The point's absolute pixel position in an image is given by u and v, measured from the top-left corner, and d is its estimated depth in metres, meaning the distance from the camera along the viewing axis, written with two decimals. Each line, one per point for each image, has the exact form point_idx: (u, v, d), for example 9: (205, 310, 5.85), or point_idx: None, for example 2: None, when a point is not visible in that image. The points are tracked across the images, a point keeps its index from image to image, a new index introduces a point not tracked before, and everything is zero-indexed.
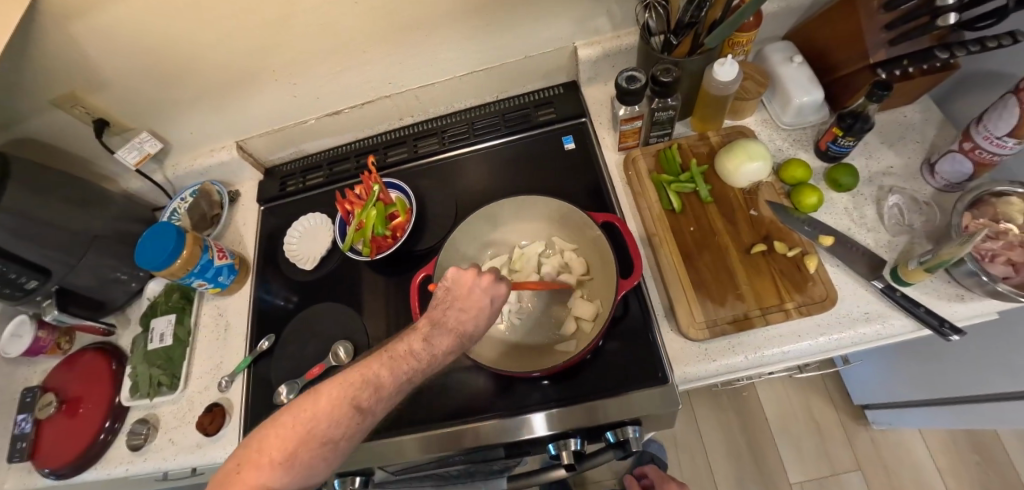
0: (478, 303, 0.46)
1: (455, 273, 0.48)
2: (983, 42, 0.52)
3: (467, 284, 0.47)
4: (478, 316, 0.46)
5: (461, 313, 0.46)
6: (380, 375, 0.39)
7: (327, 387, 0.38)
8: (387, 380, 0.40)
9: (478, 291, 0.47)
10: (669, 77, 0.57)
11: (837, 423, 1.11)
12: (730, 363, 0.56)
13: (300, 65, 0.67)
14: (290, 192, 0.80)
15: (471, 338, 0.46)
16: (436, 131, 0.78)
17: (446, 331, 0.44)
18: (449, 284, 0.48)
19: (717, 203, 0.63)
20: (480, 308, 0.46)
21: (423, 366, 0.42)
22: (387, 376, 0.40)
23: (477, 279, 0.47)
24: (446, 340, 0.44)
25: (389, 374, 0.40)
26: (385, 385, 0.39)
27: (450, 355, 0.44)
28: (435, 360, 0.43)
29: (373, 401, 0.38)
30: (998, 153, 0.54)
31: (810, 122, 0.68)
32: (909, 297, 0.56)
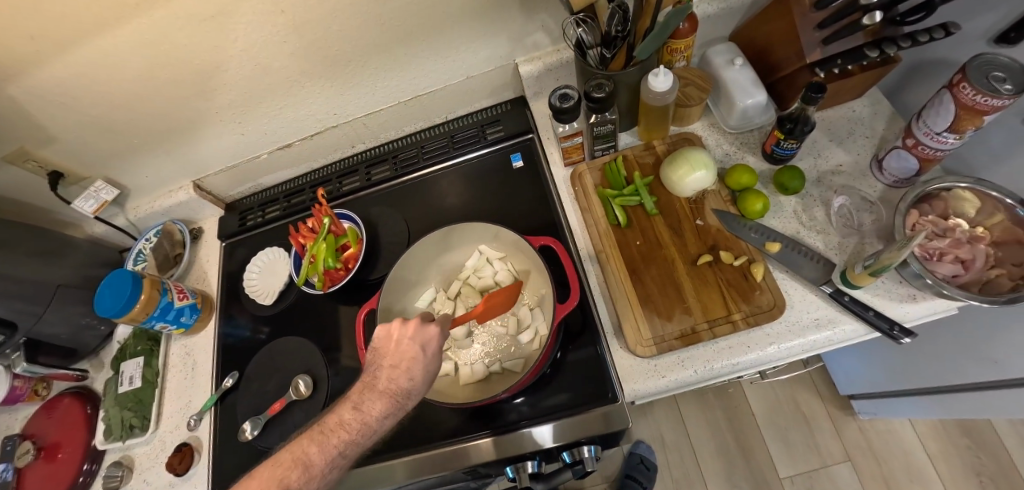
0: (407, 355, 0.46)
1: (382, 333, 0.48)
2: (915, 36, 0.50)
3: (394, 339, 0.47)
4: (409, 370, 0.45)
5: (392, 370, 0.45)
6: (309, 452, 0.39)
7: (259, 470, 0.39)
8: (317, 456, 0.39)
9: (406, 342, 0.46)
10: (600, 93, 0.55)
11: (824, 413, 1.10)
12: (680, 378, 0.55)
13: (244, 105, 0.68)
14: (251, 226, 0.81)
15: (406, 395, 0.44)
16: (388, 157, 0.79)
17: (378, 394, 0.44)
18: (378, 344, 0.48)
19: (663, 215, 0.62)
20: (409, 359, 0.45)
21: (356, 436, 0.41)
22: (315, 453, 0.39)
23: (402, 331, 0.47)
24: (376, 403, 0.43)
25: (318, 449, 0.40)
26: (315, 463, 0.39)
27: (383, 418, 0.42)
28: (369, 427, 0.42)
29: (305, 481, 0.38)
30: (941, 149, 0.53)
31: (757, 124, 0.66)
32: (859, 300, 0.54)
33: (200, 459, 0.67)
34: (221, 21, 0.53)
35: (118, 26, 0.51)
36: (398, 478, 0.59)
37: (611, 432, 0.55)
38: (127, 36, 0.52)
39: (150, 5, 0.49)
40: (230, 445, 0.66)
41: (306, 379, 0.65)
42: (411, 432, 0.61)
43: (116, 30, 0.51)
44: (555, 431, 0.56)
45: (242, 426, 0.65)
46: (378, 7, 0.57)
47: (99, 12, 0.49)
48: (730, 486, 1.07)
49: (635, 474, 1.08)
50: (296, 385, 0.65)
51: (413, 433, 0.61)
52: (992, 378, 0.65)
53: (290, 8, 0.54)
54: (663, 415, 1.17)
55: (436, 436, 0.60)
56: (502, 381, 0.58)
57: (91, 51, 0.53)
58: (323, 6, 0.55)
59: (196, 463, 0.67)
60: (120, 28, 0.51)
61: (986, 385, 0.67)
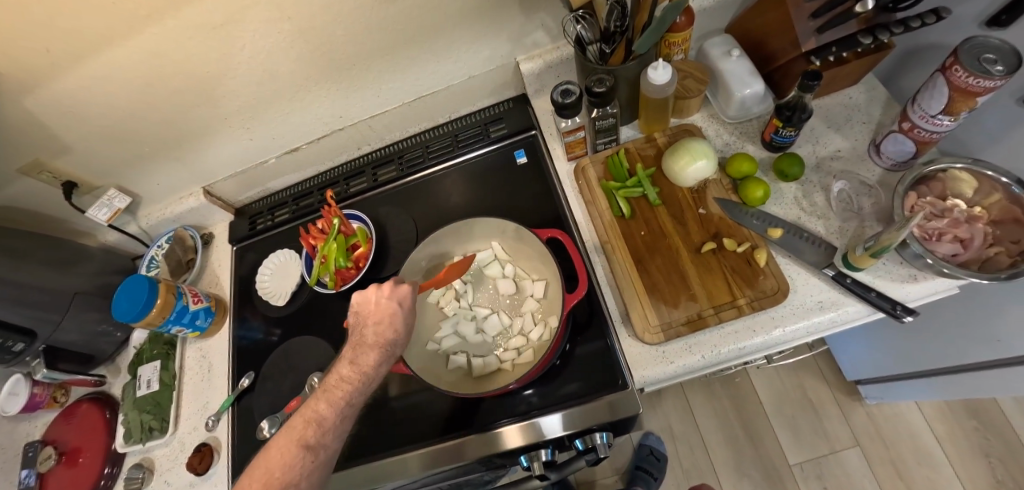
0: (387, 311, 0.48)
1: (359, 296, 0.50)
2: (907, 22, 0.52)
3: (372, 300, 0.49)
4: (393, 323, 0.48)
5: (376, 326, 0.48)
6: (319, 411, 0.42)
7: (274, 442, 0.40)
8: (327, 411, 0.42)
9: (385, 300, 0.48)
10: (601, 87, 0.57)
11: (831, 399, 1.11)
12: (687, 364, 0.57)
13: (252, 110, 0.69)
14: (261, 230, 0.83)
15: (394, 343, 0.48)
16: (394, 158, 0.80)
17: (368, 347, 0.47)
18: (358, 307, 0.49)
19: (666, 205, 0.63)
20: (391, 314, 0.48)
21: (357, 386, 0.44)
22: (326, 409, 0.42)
23: (378, 291, 0.49)
24: (369, 355, 0.46)
25: (327, 405, 0.42)
26: (327, 419, 0.42)
27: (378, 366, 0.46)
28: (368, 377, 0.45)
29: (321, 436, 0.41)
30: (937, 131, 0.54)
31: (754, 113, 0.68)
32: (861, 282, 0.56)
33: (219, 459, 0.68)
34: (228, 29, 0.55)
35: (129, 37, 0.52)
36: (415, 470, 0.60)
37: (616, 418, 0.56)
38: (138, 47, 0.54)
39: (161, 15, 0.51)
40: (248, 443, 0.68)
41: (319, 378, 0.66)
42: (425, 425, 0.62)
43: (128, 41, 0.53)
44: (566, 420, 0.57)
45: (260, 425, 0.66)
46: (382, 10, 0.58)
47: (112, 25, 0.51)
48: (740, 475, 1.08)
49: (645, 465, 1.09)
50: (310, 383, 0.66)
51: (427, 426, 0.62)
52: (997, 357, 0.66)
53: (297, 14, 0.55)
54: (671, 406, 1.18)
55: (450, 428, 0.61)
56: (512, 373, 0.59)
57: (104, 63, 0.55)
58: (328, 11, 0.56)
59: (216, 462, 0.68)
60: (132, 39, 0.53)
61: (992, 364, 0.68)
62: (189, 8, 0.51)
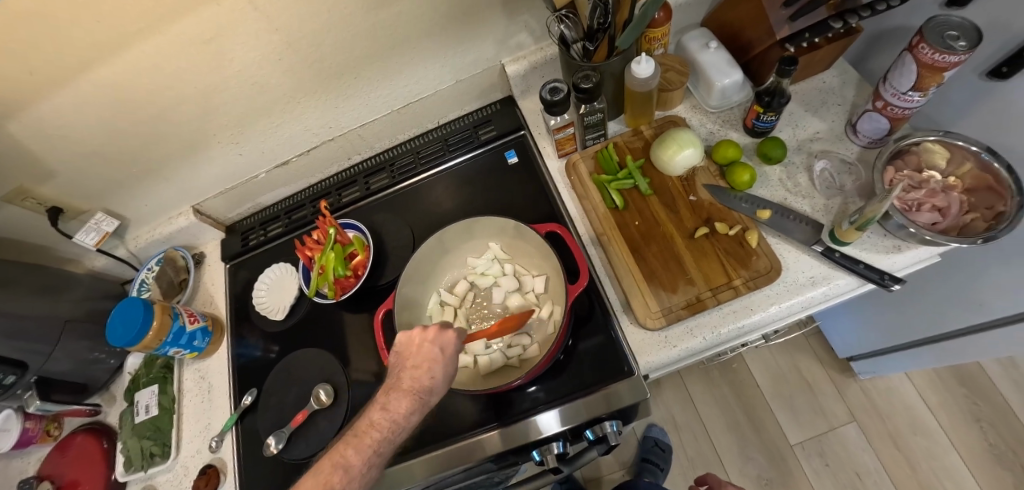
0: (428, 356, 0.47)
1: (405, 336, 0.50)
2: (873, 6, 0.55)
3: (417, 341, 0.49)
4: (432, 369, 0.47)
5: (415, 371, 0.47)
6: (346, 456, 0.41)
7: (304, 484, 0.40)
8: (355, 459, 0.41)
9: (429, 342, 0.48)
10: (588, 83, 0.59)
11: (825, 377, 1.14)
12: (690, 347, 0.58)
13: (242, 124, 0.69)
14: (254, 246, 0.80)
15: (430, 393, 0.46)
16: (384, 166, 0.79)
17: (403, 392, 0.46)
18: (401, 349, 0.49)
19: (658, 194, 0.65)
20: (431, 359, 0.47)
21: (388, 434, 0.43)
22: (352, 455, 0.41)
23: (424, 333, 0.49)
24: (403, 401, 0.45)
25: (355, 452, 0.41)
26: (354, 467, 0.41)
27: (410, 415, 0.45)
28: (400, 424, 0.44)
29: (346, 483, 0.39)
30: (909, 107, 0.58)
31: (735, 102, 0.70)
32: (848, 255, 0.58)
33: (225, 479, 0.67)
34: (218, 42, 0.55)
35: (117, 55, 0.52)
36: (427, 474, 0.60)
37: (626, 406, 0.57)
38: (126, 64, 0.54)
39: (150, 31, 0.51)
40: (254, 461, 0.66)
41: (325, 389, 0.66)
42: (436, 428, 0.62)
43: (116, 58, 0.52)
44: (576, 410, 0.58)
45: (266, 441, 0.65)
46: (371, 17, 0.59)
47: (99, 44, 0.50)
48: (745, 459, 1.09)
49: (651, 457, 1.10)
50: (316, 395, 0.66)
51: (440, 426, 0.62)
52: (988, 320, 0.68)
53: (284, 25, 0.56)
54: (672, 397, 1.18)
55: (461, 429, 0.61)
56: (519, 369, 0.60)
57: (92, 83, 0.55)
58: (315, 21, 0.57)
59: (222, 483, 0.67)
60: (118, 57, 0.52)
61: (987, 328, 0.70)
62: (180, 21, 0.51)
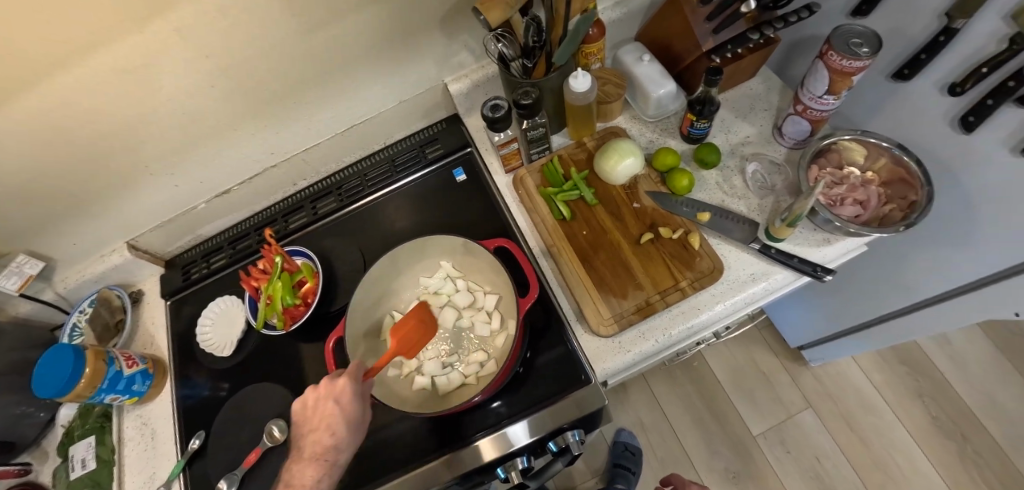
0: (322, 417, 0.49)
1: (302, 401, 0.51)
2: (785, 18, 0.60)
3: (311, 405, 0.50)
4: (327, 432, 0.48)
5: (314, 437, 0.49)
6: None
7: None
8: None
9: (320, 404, 0.49)
10: (527, 100, 0.60)
11: (780, 368, 1.19)
12: (643, 350, 0.60)
13: (178, 154, 0.66)
14: (195, 280, 0.77)
15: (331, 454, 0.48)
16: (332, 189, 0.78)
17: (307, 461, 0.49)
18: (302, 412, 0.51)
19: (603, 203, 0.67)
20: (325, 420, 0.48)
21: None
22: None
23: (314, 396, 0.50)
24: (307, 470, 0.48)
25: None
26: None
27: (319, 480, 0.48)
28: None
29: None
30: (825, 110, 0.62)
31: (671, 111, 0.73)
32: (783, 251, 0.62)
33: None
34: (144, 71, 0.53)
35: (30, 88, 0.49)
36: None
37: (594, 410, 0.58)
38: (41, 97, 0.50)
39: (67, 63, 0.48)
40: None
41: (279, 425, 0.63)
42: (397, 455, 0.60)
43: (29, 92, 0.49)
44: (539, 422, 0.58)
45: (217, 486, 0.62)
46: (309, 41, 0.58)
47: (7, 78, 0.47)
48: (711, 454, 1.12)
49: (622, 462, 1.10)
50: (268, 432, 0.62)
51: (401, 452, 0.60)
52: (930, 295, 0.74)
53: (215, 52, 0.55)
54: (638, 400, 1.20)
55: (422, 454, 0.60)
56: (477, 386, 0.59)
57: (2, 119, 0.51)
58: (248, 47, 0.56)
59: None
60: (31, 90, 0.49)
61: (927, 303, 0.75)
62: (99, 52, 0.49)
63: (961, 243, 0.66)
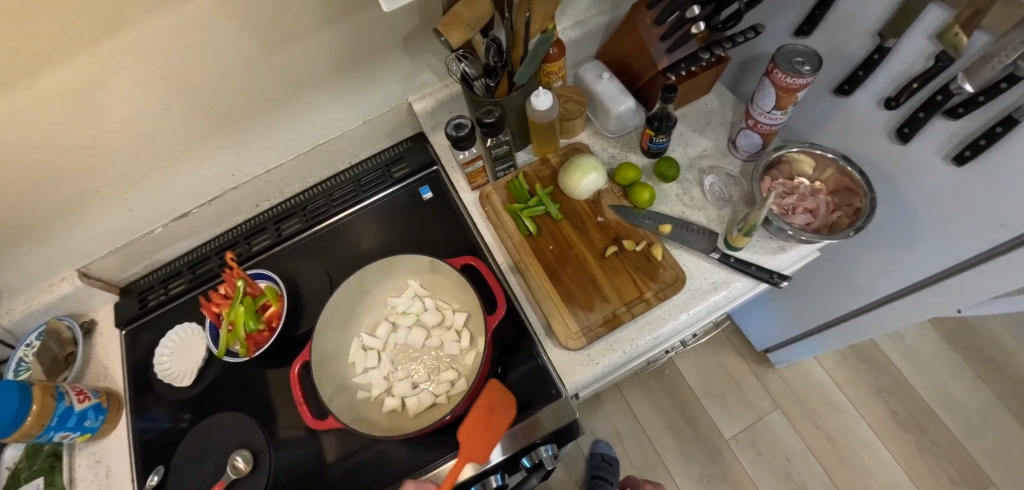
0: None
1: None
2: (733, 39, 0.63)
3: None
4: None
5: None
6: None
7: None
8: None
9: None
10: (490, 118, 0.61)
11: (748, 371, 1.22)
12: (611, 362, 0.61)
13: (133, 177, 0.64)
14: (152, 307, 0.74)
15: None
16: (296, 210, 0.77)
17: None
18: None
19: (568, 218, 0.68)
20: None
21: None
22: None
23: None
24: None
25: None
26: None
27: None
28: None
29: None
30: (774, 124, 0.65)
31: (632, 127, 0.75)
32: (742, 259, 0.64)
33: None
34: (95, 94, 0.51)
35: None
36: None
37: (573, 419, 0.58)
38: None
39: (10, 87, 0.46)
40: None
41: (243, 455, 0.62)
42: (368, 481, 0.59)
43: None
44: (512, 439, 0.57)
45: None
46: (272, 61, 0.58)
47: None
48: (686, 460, 1.14)
49: (600, 473, 1.10)
50: (231, 463, 0.61)
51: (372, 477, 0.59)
52: (890, 291, 0.77)
53: (170, 74, 0.54)
54: (614, 409, 1.21)
55: (394, 478, 0.58)
56: (448, 405, 0.59)
57: None
58: (205, 68, 0.55)
59: None
60: None
61: (885, 300, 0.79)
62: (45, 75, 0.47)
63: (911, 243, 0.70)
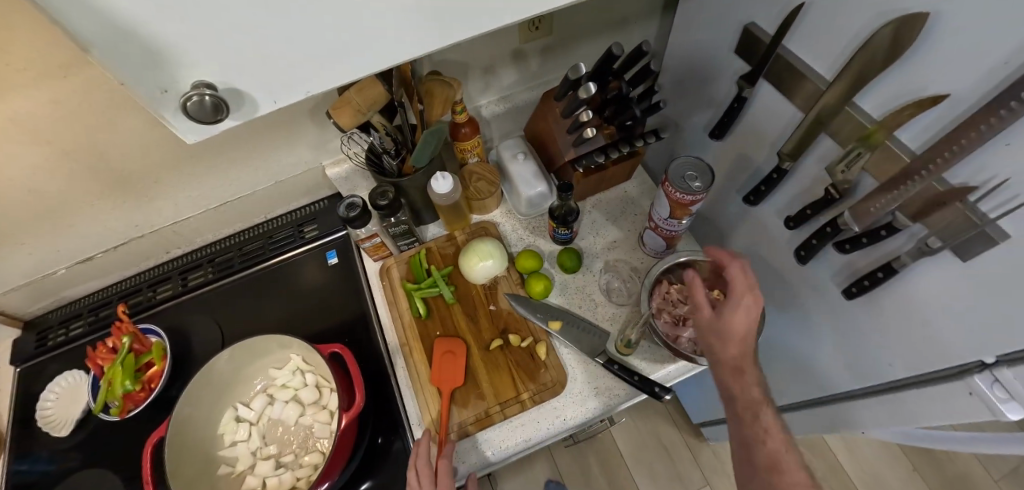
0: None
1: None
2: (632, 142, 0.62)
3: None
4: None
5: None
6: None
7: None
8: None
9: None
10: (384, 201, 0.62)
11: (682, 443, 1.20)
12: (478, 462, 0.59)
13: (25, 226, 0.63)
14: (51, 346, 0.74)
15: None
16: (204, 261, 0.78)
17: None
18: None
19: (461, 302, 0.68)
20: None
21: None
22: None
23: None
24: None
25: None
26: None
27: None
28: None
29: None
30: (674, 230, 0.64)
31: (544, 210, 0.75)
32: (628, 366, 0.61)
33: None
34: None
35: None
36: None
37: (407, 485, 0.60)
38: None
39: None
40: None
41: None
42: None
43: None
44: None
45: None
46: (166, 128, 0.58)
47: None
48: None
49: None
50: None
51: None
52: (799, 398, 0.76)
53: (58, 137, 0.54)
54: (542, 470, 1.18)
55: None
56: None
57: None
58: (97, 133, 0.55)
59: None
60: None
61: (795, 407, 0.79)
62: None
63: (817, 356, 0.69)
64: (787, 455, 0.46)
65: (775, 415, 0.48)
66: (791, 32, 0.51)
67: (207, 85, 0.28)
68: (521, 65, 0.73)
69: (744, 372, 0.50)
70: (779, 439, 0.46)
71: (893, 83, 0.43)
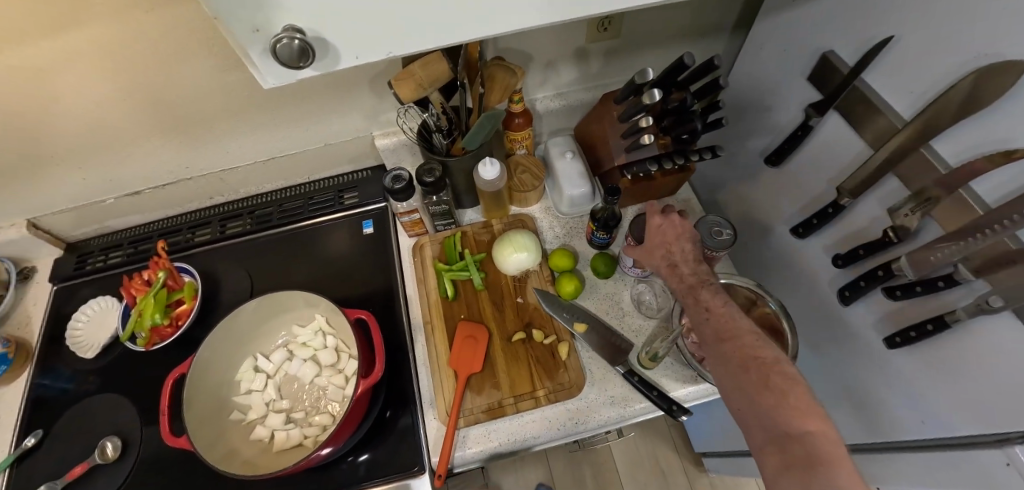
0: None
1: None
2: (687, 155, 0.61)
3: None
4: None
5: None
6: None
7: None
8: None
9: None
10: (430, 178, 0.62)
11: (680, 469, 1.17)
12: (485, 451, 0.59)
13: (84, 151, 0.65)
14: (89, 271, 0.77)
15: None
16: (245, 211, 0.79)
17: None
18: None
19: (489, 290, 0.68)
20: None
21: None
22: None
23: None
24: None
25: None
26: None
27: None
28: None
29: None
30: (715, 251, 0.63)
31: (583, 212, 0.74)
32: (647, 380, 0.60)
33: None
34: (52, 74, 0.53)
35: None
36: None
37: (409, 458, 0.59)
38: None
39: None
40: None
41: (116, 441, 0.63)
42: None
43: None
44: None
45: None
46: (233, 76, 0.60)
47: None
48: None
49: None
50: (101, 447, 0.62)
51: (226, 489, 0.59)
52: None
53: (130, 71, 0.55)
54: (535, 472, 1.17)
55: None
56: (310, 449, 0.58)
57: None
58: (167, 71, 0.57)
59: None
60: None
61: None
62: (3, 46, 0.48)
63: (842, 402, 0.66)
64: (732, 321, 0.44)
65: (713, 290, 0.48)
66: (873, 65, 0.49)
67: (296, 29, 0.28)
68: (582, 64, 0.73)
69: (678, 264, 0.53)
70: (720, 312, 0.46)
71: (977, 131, 0.41)
